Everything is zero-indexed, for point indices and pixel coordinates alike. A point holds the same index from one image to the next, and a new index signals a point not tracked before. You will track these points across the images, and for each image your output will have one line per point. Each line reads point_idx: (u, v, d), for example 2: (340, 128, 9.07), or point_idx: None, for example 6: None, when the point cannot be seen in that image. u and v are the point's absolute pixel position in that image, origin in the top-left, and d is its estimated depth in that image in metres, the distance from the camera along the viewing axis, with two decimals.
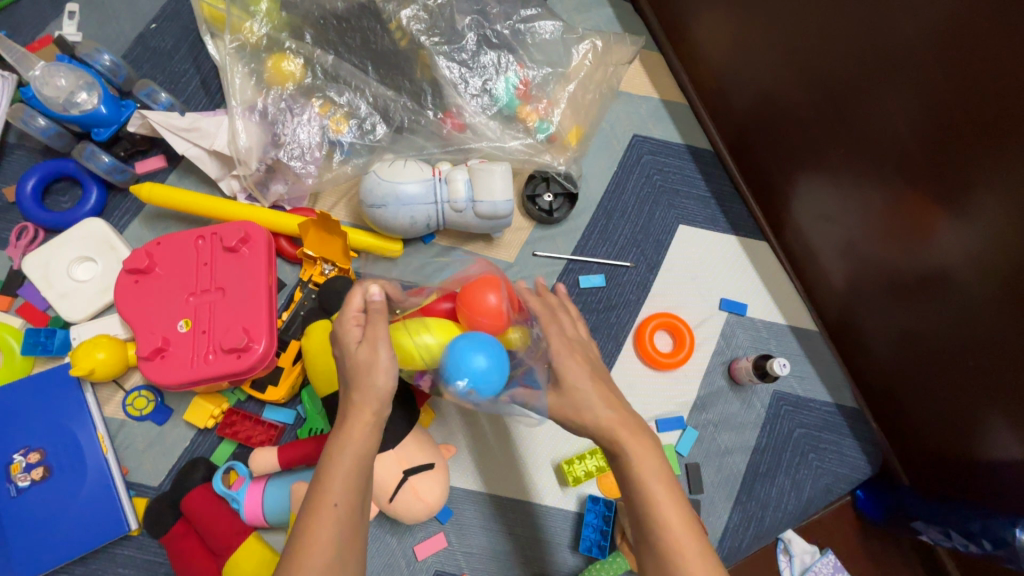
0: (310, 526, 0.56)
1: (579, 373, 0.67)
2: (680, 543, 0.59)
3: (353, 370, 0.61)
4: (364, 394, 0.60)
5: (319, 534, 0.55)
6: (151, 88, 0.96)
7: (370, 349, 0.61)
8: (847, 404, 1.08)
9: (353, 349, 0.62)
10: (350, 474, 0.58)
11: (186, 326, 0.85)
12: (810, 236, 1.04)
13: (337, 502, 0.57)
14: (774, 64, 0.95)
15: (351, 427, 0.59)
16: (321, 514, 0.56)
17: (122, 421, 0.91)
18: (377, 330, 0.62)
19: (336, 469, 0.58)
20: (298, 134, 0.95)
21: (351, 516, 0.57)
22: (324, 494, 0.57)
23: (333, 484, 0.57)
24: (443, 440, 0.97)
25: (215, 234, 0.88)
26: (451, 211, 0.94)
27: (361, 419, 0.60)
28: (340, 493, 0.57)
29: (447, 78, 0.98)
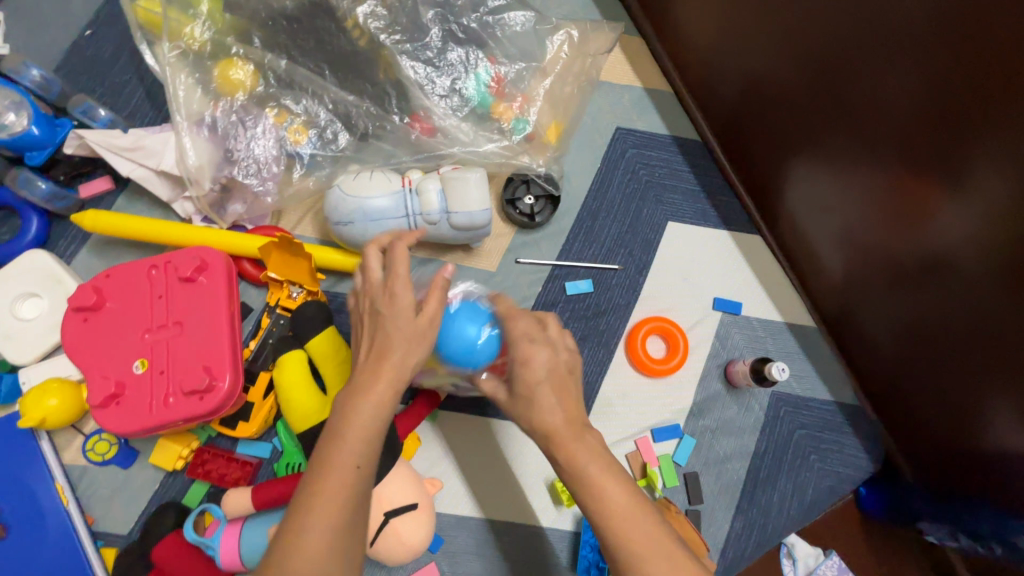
0: (319, 485, 0.51)
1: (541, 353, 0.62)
2: (618, 525, 0.53)
3: (388, 326, 0.57)
4: (394, 363, 0.56)
5: (330, 487, 0.50)
6: (87, 105, 0.88)
7: (416, 321, 0.58)
8: (848, 401, 1.04)
9: (386, 305, 0.58)
10: (368, 438, 0.53)
11: (142, 366, 0.77)
12: (806, 229, 0.99)
13: (358, 465, 0.52)
14: (767, 46, 0.88)
15: (374, 388, 0.54)
16: (340, 471, 0.51)
17: (84, 468, 0.86)
18: (436, 308, 0.59)
19: (359, 426, 0.53)
20: (252, 148, 0.87)
21: (366, 484, 0.52)
22: (340, 455, 0.52)
23: (354, 444, 0.52)
24: (432, 470, 0.93)
25: (169, 263, 0.82)
26: (425, 224, 0.88)
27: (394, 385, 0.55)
28: (360, 454, 0.52)
29: (412, 78, 0.90)
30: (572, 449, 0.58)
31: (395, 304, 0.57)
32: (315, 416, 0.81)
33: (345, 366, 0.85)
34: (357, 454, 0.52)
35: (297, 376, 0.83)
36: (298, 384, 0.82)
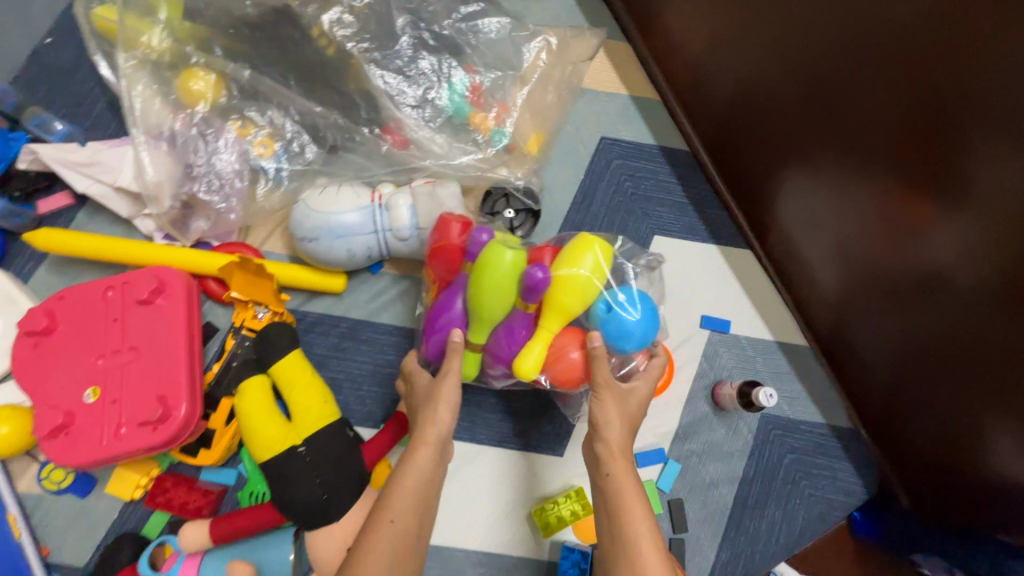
0: (369, 539, 0.60)
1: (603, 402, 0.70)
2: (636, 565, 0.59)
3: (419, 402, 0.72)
4: (424, 432, 0.67)
5: (377, 540, 0.60)
6: (42, 117, 0.85)
7: (433, 384, 0.72)
8: (841, 425, 1.00)
9: (416, 387, 0.74)
10: (409, 496, 0.63)
11: (94, 395, 0.73)
12: (798, 245, 0.94)
13: (393, 518, 0.61)
14: (758, 54, 0.83)
15: (416, 455, 0.66)
16: (387, 527, 0.61)
17: (39, 496, 0.82)
18: (449, 366, 0.71)
19: (406, 488, 0.63)
20: (213, 163, 0.83)
21: (406, 539, 0.61)
22: (386, 511, 0.62)
23: (396, 502, 0.62)
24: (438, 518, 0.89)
25: (125, 284, 0.78)
26: (395, 240, 0.84)
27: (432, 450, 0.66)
28: (397, 511, 0.62)
29: (382, 89, 0.86)
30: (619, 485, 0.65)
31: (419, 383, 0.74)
32: (277, 446, 0.77)
33: (311, 392, 0.80)
34: (400, 512, 0.62)
35: (260, 404, 0.79)
36: (260, 411, 0.78)
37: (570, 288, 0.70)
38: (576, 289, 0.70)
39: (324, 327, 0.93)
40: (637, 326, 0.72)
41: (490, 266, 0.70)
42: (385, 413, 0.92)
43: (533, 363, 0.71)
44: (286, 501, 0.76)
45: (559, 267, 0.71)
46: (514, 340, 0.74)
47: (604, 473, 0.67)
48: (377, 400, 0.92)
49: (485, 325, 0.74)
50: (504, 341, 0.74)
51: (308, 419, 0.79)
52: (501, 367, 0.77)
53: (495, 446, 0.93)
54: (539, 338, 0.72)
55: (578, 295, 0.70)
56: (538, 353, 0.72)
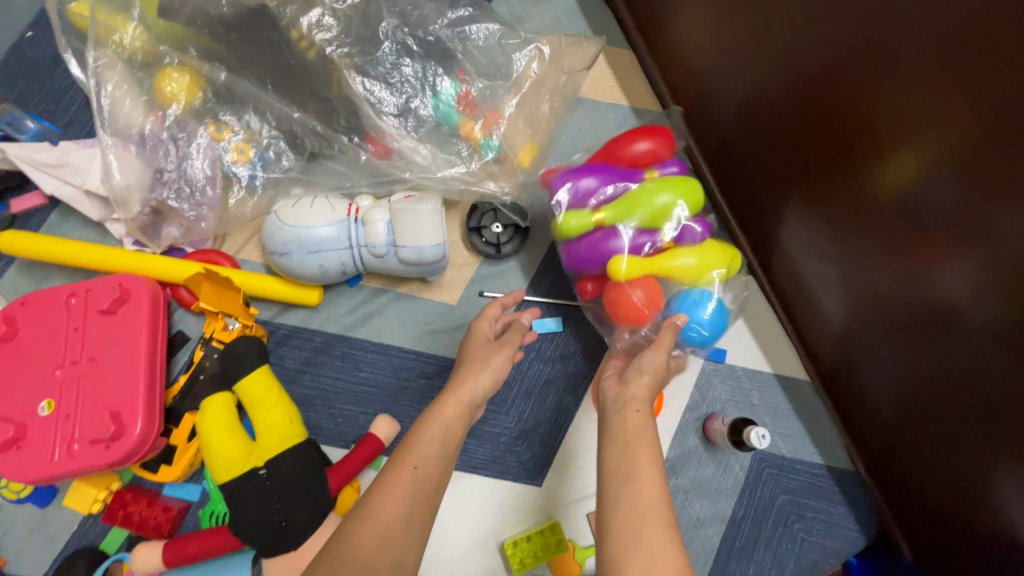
0: (388, 479, 0.55)
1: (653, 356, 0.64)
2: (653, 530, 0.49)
3: (467, 359, 0.68)
4: (469, 385, 0.63)
5: (396, 481, 0.54)
6: (13, 114, 0.81)
7: (488, 348, 0.68)
8: (841, 466, 0.93)
9: (467, 348, 0.70)
10: (435, 443, 0.57)
11: (48, 408, 0.71)
12: (801, 273, 0.88)
13: (416, 465, 0.56)
14: (765, 69, 0.78)
15: (450, 402, 0.61)
16: (401, 473, 0.55)
17: (0, 504, 0.80)
18: (510, 339, 0.70)
19: (435, 430, 0.58)
20: (186, 168, 0.80)
21: (425, 486, 0.55)
22: (407, 455, 0.56)
23: (421, 446, 0.57)
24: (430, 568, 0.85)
25: (89, 292, 0.75)
26: (370, 255, 0.81)
27: (465, 406, 0.61)
28: (421, 456, 0.56)
29: (361, 95, 0.81)
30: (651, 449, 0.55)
31: (473, 343, 0.70)
32: (237, 468, 0.74)
33: (276, 412, 0.77)
34: (423, 455, 0.56)
35: (221, 422, 0.75)
36: (221, 431, 0.75)
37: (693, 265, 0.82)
38: (695, 269, 0.82)
39: (298, 340, 0.90)
40: (710, 330, 0.83)
41: (675, 188, 0.81)
42: (358, 432, 0.88)
43: (628, 270, 0.80)
44: (244, 525, 0.73)
45: (705, 246, 0.84)
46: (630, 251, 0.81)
47: (628, 409, 0.58)
48: (349, 418, 0.88)
49: (627, 218, 0.80)
50: (616, 240, 0.80)
51: (272, 439, 0.76)
52: (586, 252, 0.81)
53: (472, 472, 0.89)
54: (646, 264, 0.81)
55: (700, 271, 0.82)
56: (638, 273, 0.80)
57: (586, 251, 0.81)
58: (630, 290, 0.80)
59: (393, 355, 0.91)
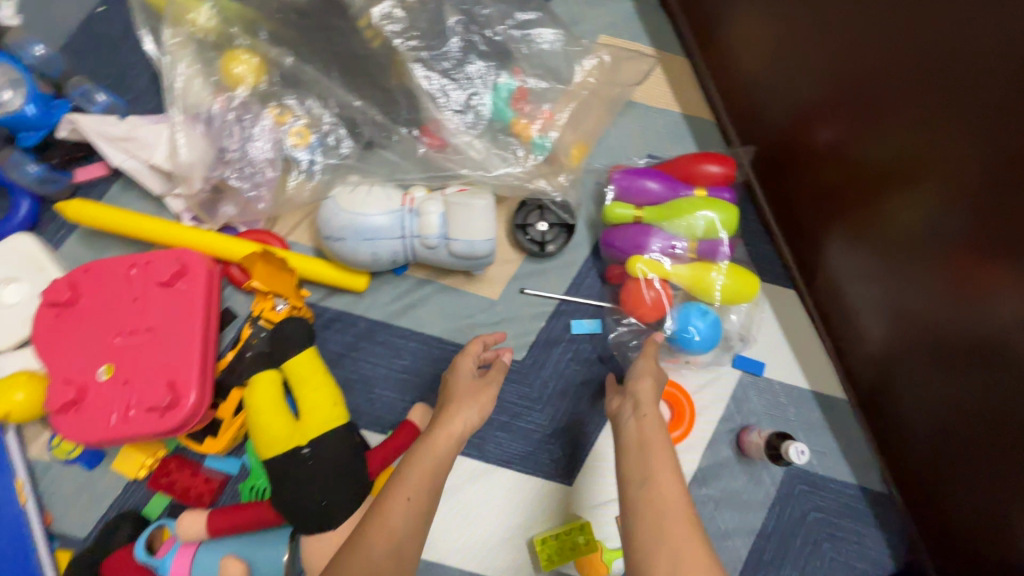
0: (382, 511, 0.58)
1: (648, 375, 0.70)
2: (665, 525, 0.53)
3: (452, 392, 0.71)
4: (455, 419, 0.66)
5: (394, 509, 0.57)
6: (86, 88, 0.85)
7: (474, 384, 0.71)
8: (874, 488, 0.92)
9: (451, 380, 0.74)
10: (425, 475, 0.60)
11: (108, 373, 0.73)
12: (844, 292, 0.88)
13: (409, 497, 0.58)
14: (824, 84, 0.77)
15: (438, 435, 0.63)
16: (397, 503, 0.58)
17: (48, 464, 0.83)
18: (494, 375, 0.73)
19: (429, 461, 0.61)
20: (248, 149, 0.82)
21: (418, 516, 0.58)
22: (401, 486, 0.59)
23: (412, 478, 0.60)
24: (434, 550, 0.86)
25: (149, 264, 0.77)
26: (422, 246, 0.82)
27: (452, 439, 0.64)
28: (413, 488, 0.59)
29: (425, 89, 0.82)
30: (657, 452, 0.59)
31: (458, 376, 0.73)
32: (282, 444, 0.75)
33: (321, 393, 0.78)
34: (417, 484, 0.59)
35: (269, 399, 0.77)
36: (270, 407, 0.77)
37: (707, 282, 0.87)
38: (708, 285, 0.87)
39: (342, 324, 0.91)
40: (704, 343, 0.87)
41: (715, 205, 0.87)
42: (394, 419, 0.89)
43: (645, 267, 0.86)
44: (284, 502, 0.74)
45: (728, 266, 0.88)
46: (658, 256, 0.87)
47: (637, 414, 0.64)
48: (387, 405, 0.89)
49: (663, 220, 0.88)
50: (645, 236, 0.87)
51: (314, 421, 0.76)
52: (620, 235, 0.89)
53: (503, 466, 0.90)
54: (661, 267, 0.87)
55: (712, 288, 0.87)
56: (652, 273, 0.86)
57: (621, 236, 0.89)
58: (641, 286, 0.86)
59: (433, 345, 0.92)
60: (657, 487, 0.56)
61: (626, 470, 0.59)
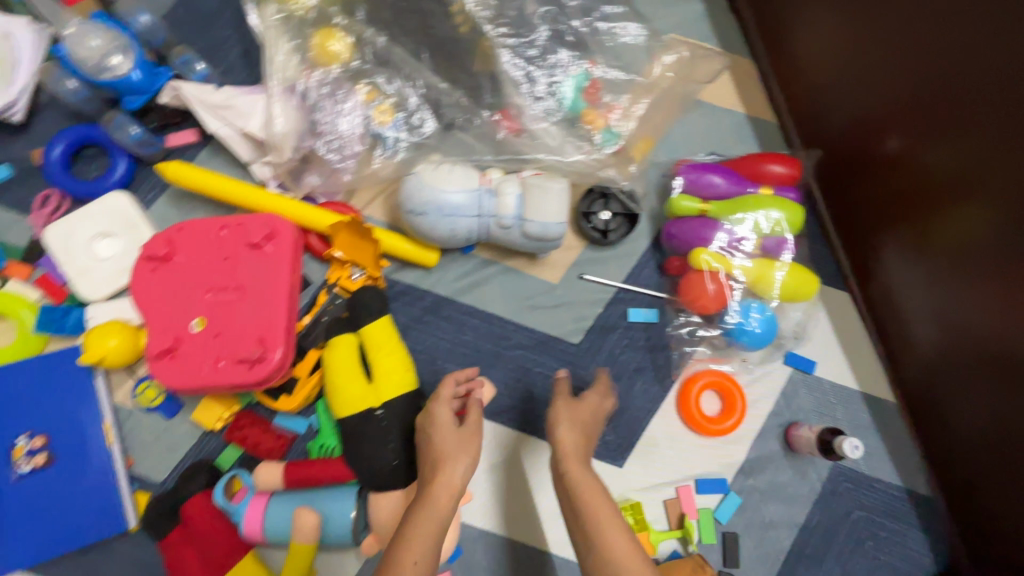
0: None
1: (577, 421, 0.75)
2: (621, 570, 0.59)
3: (434, 440, 0.70)
4: (448, 474, 0.66)
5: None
6: (188, 58, 0.90)
7: (459, 434, 0.70)
8: (918, 491, 0.94)
9: (425, 425, 0.73)
10: (428, 536, 0.61)
11: (200, 325, 0.77)
12: (898, 298, 0.90)
13: (416, 561, 0.59)
14: (892, 96, 0.81)
15: (432, 494, 0.64)
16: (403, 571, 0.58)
17: (130, 411, 0.86)
18: (475, 418, 0.73)
19: (429, 524, 0.62)
20: (338, 123, 0.86)
21: None
22: (406, 552, 0.59)
23: (417, 543, 0.60)
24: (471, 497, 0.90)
25: (240, 226, 0.81)
26: (497, 226, 0.85)
27: (448, 496, 0.65)
28: (418, 551, 0.60)
29: (510, 75, 0.85)
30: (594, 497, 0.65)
31: (436, 420, 0.72)
32: (358, 404, 0.79)
33: (394, 358, 0.81)
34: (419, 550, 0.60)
35: (347, 361, 0.81)
36: (347, 367, 0.81)
37: (768, 276, 0.89)
38: (770, 280, 0.89)
39: (409, 298, 0.95)
40: (763, 336, 0.90)
41: (780, 203, 0.90)
42: None
43: (707, 260, 0.89)
44: (358, 459, 0.78)
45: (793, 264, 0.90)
46: (719, 249, 0.90)
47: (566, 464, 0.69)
48: (448, 377, 0.93)
49: (730, 213, 0.90)
50: (710, 229, 0.90)
51: (388, 384, 0.79)
52: (682, 229, 0.92)
53: None
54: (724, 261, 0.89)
55: (778, 283, 0.89)
56: (715, 266, 0.89)
57: (683, 229, 0.92)
58: (703, 280, 0.89)
59: (494, 323, 0.96)
60: (603, 528, 0.62)
61: (574, 521, 0.65)
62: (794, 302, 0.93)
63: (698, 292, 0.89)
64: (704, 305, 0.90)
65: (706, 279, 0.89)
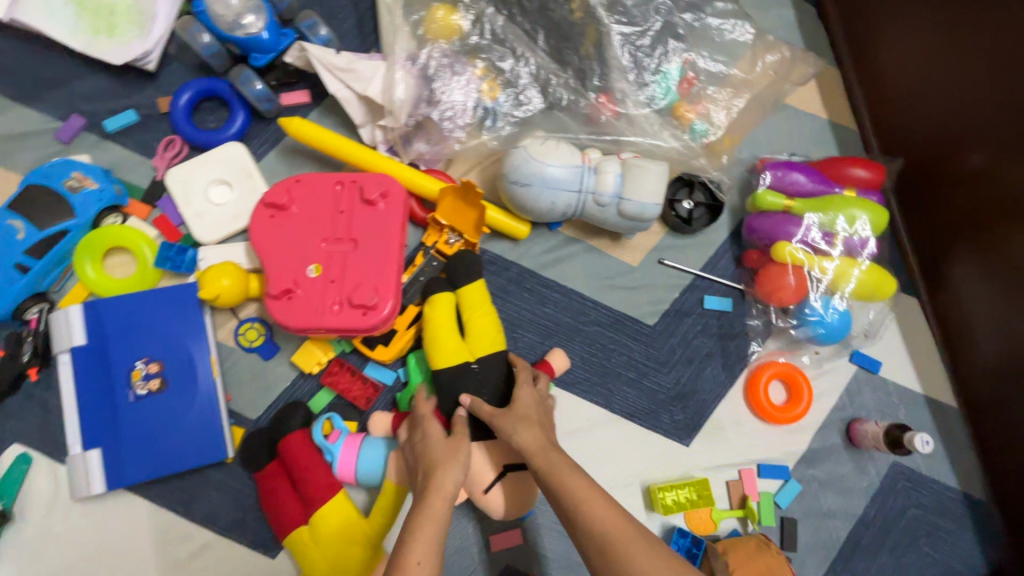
0: None
1: (529, 408, 0.70)
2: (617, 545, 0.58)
3: (426, 449, 0.69)
4: (441, 477, 0.65)
5: None
6: (313, 22, 0.94)
7: (446, 442, 0.69)
8: (974, 495, 0.97)
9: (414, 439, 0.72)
10: (428, 536, 0.60)
11: (316, 271, 0.82)
12: (965, 307, 0.94)
13: (420, 561, 0.58)
14: (973, 118, 0.88)
15: (428, 499, 0.63)
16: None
17: (232, 349, 0.92)
18: (460, 424, 0.72)
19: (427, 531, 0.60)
20: (453, 94, 0.89)
21: None
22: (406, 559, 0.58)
23: (417, 548, 0.59)
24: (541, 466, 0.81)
25: (355, 183, 0.86)
26: (593, 203, 0.89)
27: (444, 498, 0.64)
28: (421, 552, 0.59)
29: (619, 61, 0.91)
30: (573, 479, 0.62)
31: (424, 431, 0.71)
32: (455, 358, 0.83)
33: (487, 319, 0.85)
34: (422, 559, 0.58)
35: (445, 319, 0.85)
36: (445, 326, 0.85)
37: (846, 273, 0.93)
38: (847, 277, 0.93)
39: (496, 267, 0.99)
40: (836, 331, 0.94)
41: (862, 204, 0.94)
42: (532, 359, 0.97)
43: (789, 254, 0.92)
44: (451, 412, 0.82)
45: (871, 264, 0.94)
46: (801, 244, 0.93)
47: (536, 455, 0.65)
48: (528, 346, 0.97)
49: (816, 210, 0.94)
50: (795, 224, 0.93)
51: (483, 341, 0.84)
52: (767, 221, 0.95)
53: (627, 418, 0.97)
54: (808, 256, 0.92)
55: (857, 284, 0.93)
56: (797, 260, 0.92)
57: (766, 221, 0.95)
58: (783, 273, 0.93)
59: (574, 299, 1.00)
60: (584, 504, 0.60)
61: (557, 506, 0.62)
62: (867, 301, 0.96)
63: (777, 283, 0.93)
64: (782, 297, 0.94)
65: (789, 272, 0.93)
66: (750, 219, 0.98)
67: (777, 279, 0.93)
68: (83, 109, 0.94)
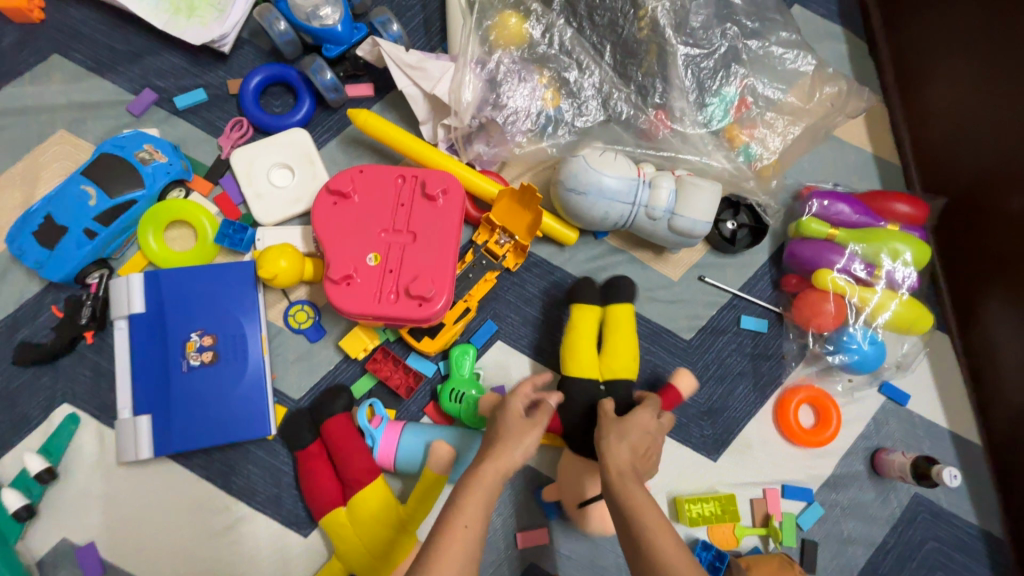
0: (440, 545, 0.56)
1: (625, 429, 0.69)
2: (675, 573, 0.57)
3: (498, 425, 0.67)
4: (504, 452, 0.63)
5: (451, 549, 0.56)
6: (385, 18, 0.95)
7: (521, 421, 0.66)
8: (993, 533, 0.98)
9: (494, 413, 0.70)
10: (478, 503, 0.59)
11: (375, 260, 0.84)
12: (998, 348, 0.96)
13: (467, 525, 0.57)
14: (1011, 167, 0.91)
15: (482, 468, 0.61)
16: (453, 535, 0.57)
17: (280, 329, 0.94)
18: (541, 417, 0.68)
19: (481, 497, 0.60)
20: (516, 99, 0.92)
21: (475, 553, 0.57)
22: (455, 518, 0.58)
23: (468, 508, 0.58)
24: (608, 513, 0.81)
25: (417, 177, 0.88)
26: (645, 216, 0.91)
27: (499, 473, 0.61)
28: (469, 515, 0.58)
29: (679, 81, 0.94)
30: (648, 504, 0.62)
31: (506, 408, 0.69)
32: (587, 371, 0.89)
33: (628, 341, 0.91)
34: (471, 520, 0.58)
35: (588, 331, 0.92)
36: (585, 336, 0.91)
37: (884, 303, 0.95)
38: (884, 307, 0.95)
39: (541, 270, 1.01)
40: (871, 359, 0.96)
41: (902, 239, 0.97)
42: None
43: (829, 281, 0.95)
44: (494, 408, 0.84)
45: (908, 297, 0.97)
46: (843, 273, 0.96)
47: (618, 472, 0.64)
48: None
49: (856, 241, 0.97)
50: (837, 253, 0.96)
51: (618, 364, 0.89)
52: (810, 249, 0.97)
53: None
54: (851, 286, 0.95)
55: (892, 315, 0.95)
56: (839, 288, 0.95)
57: (809, 248, 0.97)
58: (824, 299, 0.95)
59: None
60: (653, 532, 0.60)
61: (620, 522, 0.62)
62: (901, 334, 0.98)
63: (815, 309, 0.95)
64: (819, 322, 0.96)
65: (829, 299, 0.95)
66: (795, 241, 1.00)
67: (818, 304, 0.95)
68: (156, 85, 0.97)
